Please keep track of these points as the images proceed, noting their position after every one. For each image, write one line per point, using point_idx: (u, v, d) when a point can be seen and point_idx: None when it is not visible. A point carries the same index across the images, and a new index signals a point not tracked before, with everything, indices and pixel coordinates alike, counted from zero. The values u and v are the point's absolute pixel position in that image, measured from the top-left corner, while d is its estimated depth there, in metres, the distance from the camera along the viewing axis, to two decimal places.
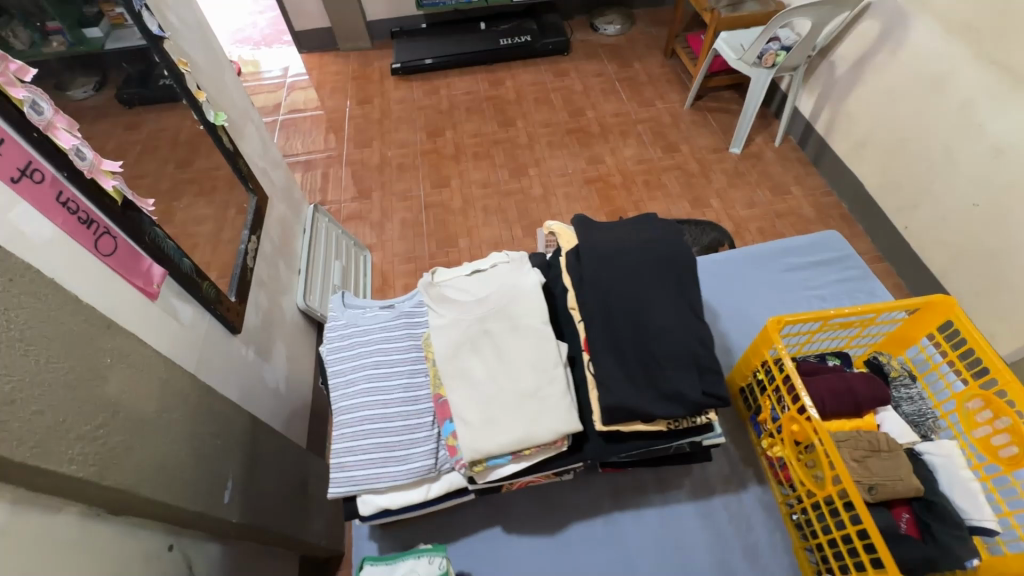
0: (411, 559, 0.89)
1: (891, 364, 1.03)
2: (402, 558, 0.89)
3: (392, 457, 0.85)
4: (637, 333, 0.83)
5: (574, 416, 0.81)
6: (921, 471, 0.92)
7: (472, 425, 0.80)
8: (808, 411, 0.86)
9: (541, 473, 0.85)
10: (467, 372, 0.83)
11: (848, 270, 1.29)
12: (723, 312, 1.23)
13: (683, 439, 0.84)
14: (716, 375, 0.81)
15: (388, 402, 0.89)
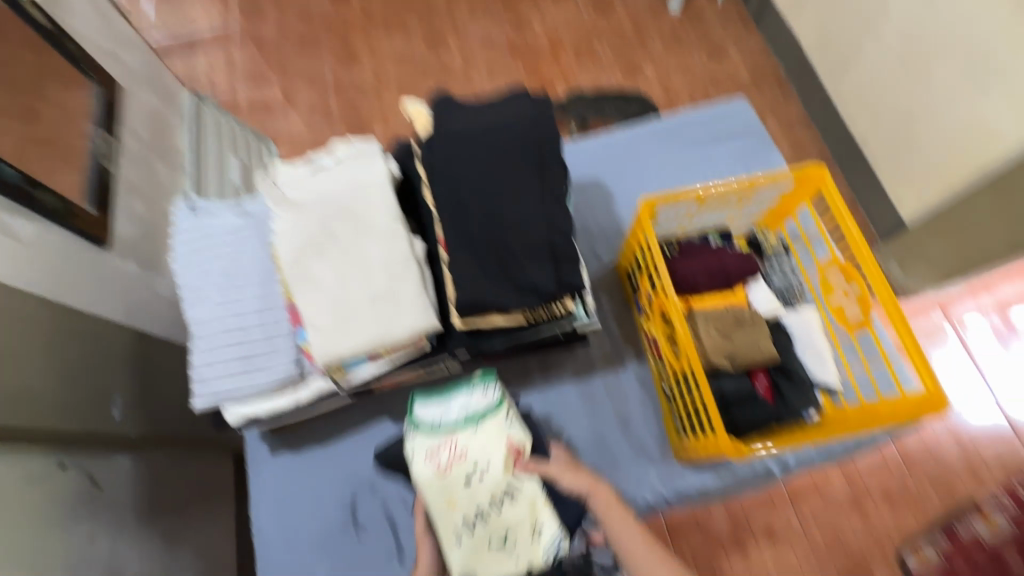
0: (464, 393, 0.84)
1: (767, 240, 1.06)
2: (454, 392, 0.84)
3: (254, 366, 0.83)
4: (493, 224, 0.78)
5: (432, 314, 0.78)
6: (780, 338, 0.96)
7: (324, 330, 0.77)
8: (668, 291, 0.88)
9: (410, 370, 0.86)
10: (314, 277, 0.78)
11: (751, 141, 1.23)
12: (619, 194, 1.19)
13: (546, 328, 0.86)
14: (573, 264, 0.80)
15: (244, 312, 0.85)
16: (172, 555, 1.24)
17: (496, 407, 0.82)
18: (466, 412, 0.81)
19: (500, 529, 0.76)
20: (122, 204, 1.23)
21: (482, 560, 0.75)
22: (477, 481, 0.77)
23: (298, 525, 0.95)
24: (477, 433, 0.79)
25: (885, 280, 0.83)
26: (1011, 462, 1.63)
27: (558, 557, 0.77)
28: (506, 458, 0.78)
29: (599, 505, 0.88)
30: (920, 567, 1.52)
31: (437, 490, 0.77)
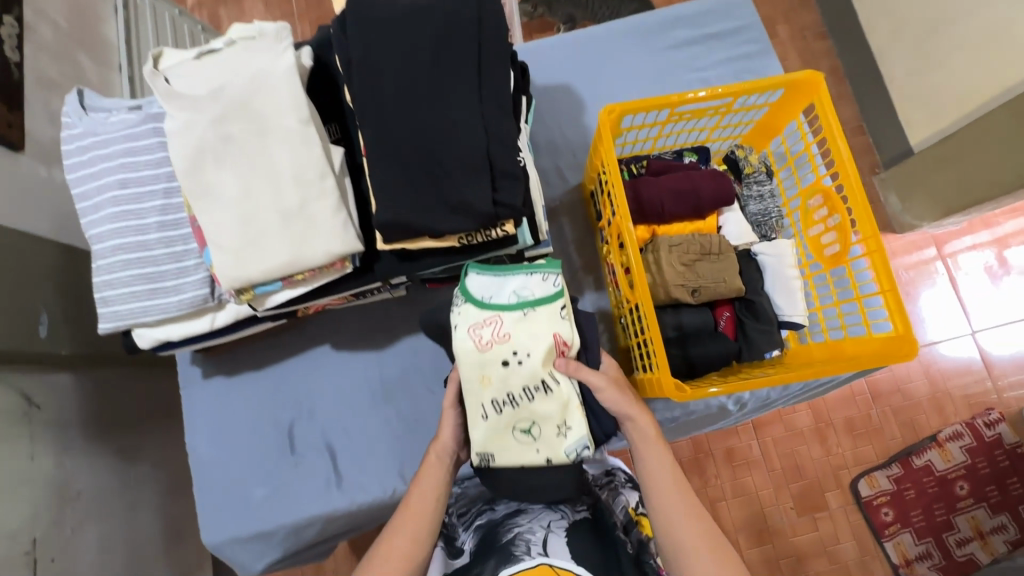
0: (523, 275, 0.76)
1: (748, 159, 0.93)
2: (514, 272, 0.76)
3: (161, 288, 0.75)
4: (421, 133, 0.67)
5: (353, 235, 0.69)
6: (750, 271, 0.89)
7: (228, 250, 0.68)
8: (623, 217, 0.77)
9: (334, 296, 0.78)
10: (214, 190, 0.68)
11: (745, 44, 1.07)
12: (590, 104, 1.05)
13: (486, 253, 0.76)
14: (512, 181, 0.69)
15: (145, 228, 0.75)
16: (128, 470, 1.24)
17: (554, 298, 0.75)
18: (522, 295, 0.74)
19: (529, 416, 0.73)
20: (54, 101, 1.16)
21: (503, 439, 0.74)
22: (516, 363, 0.72)
23: (235, 446, 0.93)
24: (524, 318, 0.73)
25: (871, 213, 0.73)
26: (977, 399, 1.64)
27: (581, 457, 0.74)
28: (547, 351, 0.72)
29: (636, 432, 0.77)
30: (870, 491, 1.57)
31: (471, 363, 0.72)
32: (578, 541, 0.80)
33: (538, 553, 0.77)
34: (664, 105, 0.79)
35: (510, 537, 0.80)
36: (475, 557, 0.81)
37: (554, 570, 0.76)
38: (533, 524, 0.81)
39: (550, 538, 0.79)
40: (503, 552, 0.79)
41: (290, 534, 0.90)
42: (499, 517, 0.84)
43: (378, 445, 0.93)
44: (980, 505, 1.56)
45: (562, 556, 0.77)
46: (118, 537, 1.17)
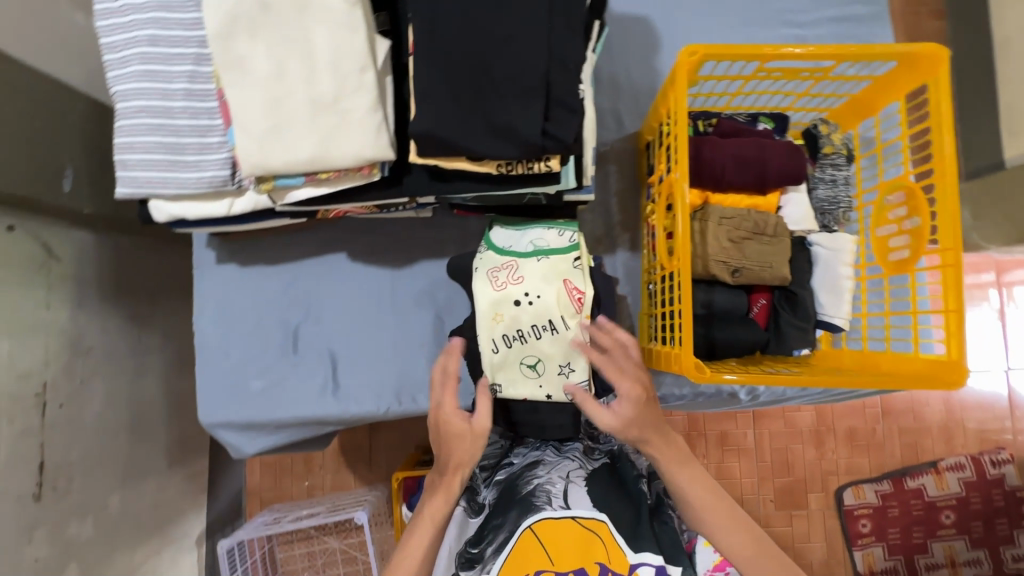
0: (541, 228, 0.81)
1: (830, 137, 0.82)
2: (532, 226, 0.81)
3: (182, 162, 0.71)
4: (476, 37, 0.61)
5: (385, 142, 0.63)
6: (800, 262, 0.82)
7: (252, 131, 0.63)
8: (679, 177, 0.69)
9: (357, 203, 0.74)
10: (246, 63, 0.63)
11: (853, 4, 0.94)
12: (666, 44, 0.94)
13: (523, 188, 0.70)
14: (568, 112, 0.62)
15: (171, 93, 0.70)
16: (138, 336, 1.27)
17: (569, 249, 0.78)
18: (538, 244, 0.79)
19: (535, 353, 0.77)
20: None
21: (511, 372, 0.78)
22: (527, 304, 0.76)
23: (240, 335, 0.93)
24: (538, 264, 0.77)
25: (959, 223, 0.64)
26: (990, 435, 1.58)
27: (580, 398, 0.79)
28: (559, 291, 0.76)
29: (659, 456, 0.74)
30: (854, 501, 1.56)
31: (488, 301, 0.77)
32: (599, 488, 0.77)
33: (560, 505, 0.73)
34: (753, 57, 0.69)
35: (530, 488, 0.76)
36: (495, 511, 0.77)
37: (575, 521, 0.70)
38: (552, 475, 0.78)
39: (571, 490, 0.75)
40: (524, 504, 0.74)
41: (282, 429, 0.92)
42: (517, 471, 0.81)
43: (378, 363, 0.93)
44: (961, 537, 1.54)
45: (582, 505, 0.72)
46: (122, 396, 1.21)
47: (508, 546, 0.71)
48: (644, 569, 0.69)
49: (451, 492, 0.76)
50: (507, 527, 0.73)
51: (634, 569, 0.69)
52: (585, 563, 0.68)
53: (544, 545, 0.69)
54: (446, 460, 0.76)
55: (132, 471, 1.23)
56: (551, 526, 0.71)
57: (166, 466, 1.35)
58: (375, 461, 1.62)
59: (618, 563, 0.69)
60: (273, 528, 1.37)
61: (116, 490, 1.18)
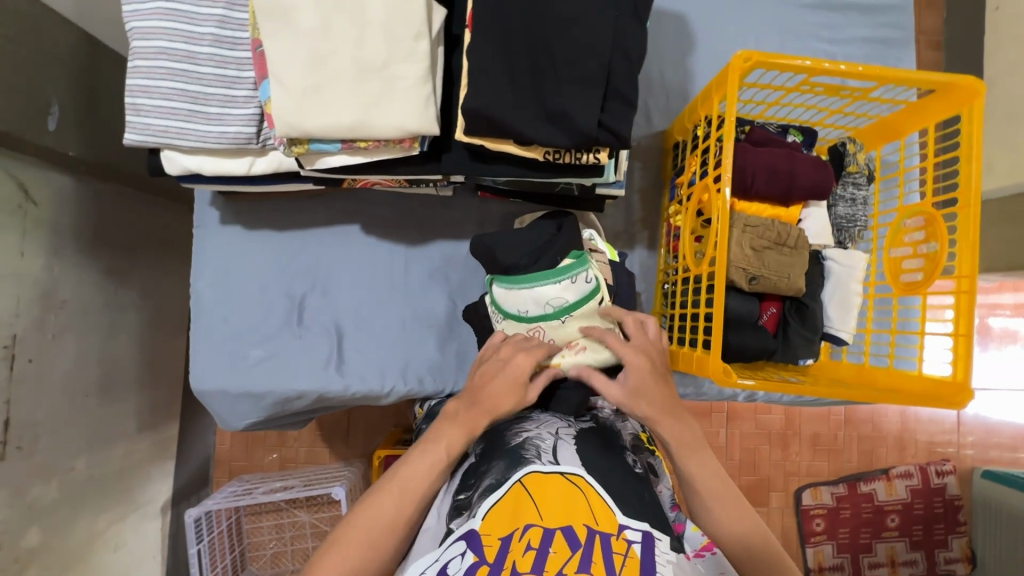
0: (552, 283, 0.74)
1: (855, 157, 0.84)
2: (542, 283, 0.74)
3: (203, 113, 0.66)
4: (541, 16, 0.58)
5: (432, 115, 0.60)
6: (813, 275, 0.85)
7: (290, 88, 0.59)
8: (721, 182, 0.69)
9: (387, 176, 0.71)
10: (291, 14, 0.58)
11: (882, 28, 0.96)
12: (701, 45, 0.94)
13: (563, 178, 0.69)
14: (624, 105, 0.61)
15: (197, 37, 0.65)
16: (115, 292, 1.19)
17: (587, 298, 0.76)
18: (557, 305, 0.75)
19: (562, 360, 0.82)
20: None
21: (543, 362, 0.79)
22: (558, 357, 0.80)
23: (241, 301, 0.88)
24: (564, 325, 0.77)
25: (976, 253, 0.67)
26: (938, 448, 1.69)
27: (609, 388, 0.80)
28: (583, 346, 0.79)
29: (673, 437, 0.67)
30: (811, 502, 1.64)
31: None
32: (588, 446, 0.65)
33: (549, 460, 0.60)
34: (802, 69, 0.69)
35: (519, 441, 0.64)
36: (480, 460, 0.65)
37: (563, 477, 0.57)
38: (542, 431, 0.66)
39: (561, 446, 0.63)
40: (512, 455, 0.62)
41: (278, 403, 0.88)
42: (504, 422, 0.70)
43: (386, 342, 0.90)
44: (902, 539, 1.65)
45: (572, 462, 0.60)
46: (93, 354, 1.14)
47: (497, 491, 0.57)
48: (631, 532, 0.54)
49: (475, 429, 0.64)
50: (493, 474, 0.60)
51: (623, 533, 0.54)
52: (572, 522, 0.53)
53: (532, 495, 0.55)
54: (487, 399, 0.66)
55: (99, 432, 1.16)
56: (542, 477, 0.57)
57: (135, 429, 1.29)
58: (352, 436, 1.59)
59: (607, 525, 0.54)
60: (244, 499, 1.33)
61: (82, 452, 1.11)
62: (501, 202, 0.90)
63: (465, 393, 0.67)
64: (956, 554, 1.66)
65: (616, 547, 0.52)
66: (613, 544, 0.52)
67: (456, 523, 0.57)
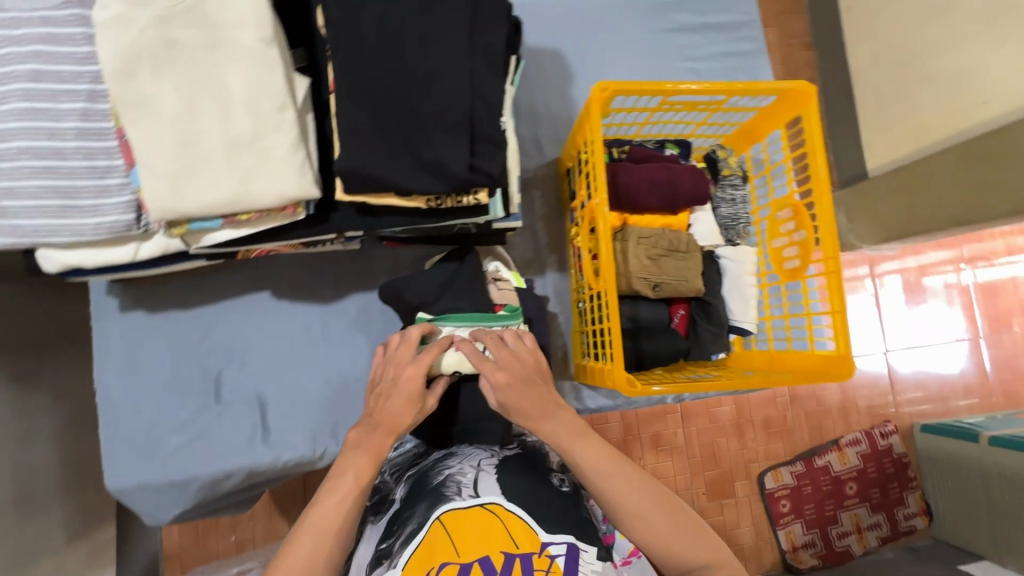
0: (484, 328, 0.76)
1: (727, 161, 0.92)
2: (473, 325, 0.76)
3: (75, 208, 0.65)
4: (399, 74, 0.61)
5: (310, 179, 0.62)
6: (710, 273, 0.90)
7: (160, 173, 0.59)
8: (599, 202, 0.74)
9: (281, 242, 0.71)
10: (151, 100, 0.59)
11: (739, 42, 1.06)
12: (579, 77, 1.01)
13: (452, 221, 0.71)
14: (493, 148, 0.64)
15: (61, 133, 0.64)
16: (25, 397, 1.04)
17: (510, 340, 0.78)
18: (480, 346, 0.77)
19: None
20: None
21: None
22: None
23: (151, 387, 0.85)
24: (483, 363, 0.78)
25: (835, 233, 0.74)
26: (878, 410, 1.75)
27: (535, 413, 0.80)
28: None
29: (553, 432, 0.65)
30: (774, 484, 1.65)
31: None
32: (510, 473, 0.65)
33: (470, 494, 0.61)
34: (657, 92, 0.75)
35: (441, 479, 0.65)
36: (404, 504, 0.65)
37: (483, 508, 0.59)
38: (464, 466, 0.67)
39: (482, 478, 0.64)
40: (434, 494, 0.62)
41: (205, 487, 0.84)
42: (429, 463, 0.70)
43: (312, 406, 0.88)
44: (863, 504, 1.69)
45: (493, 491, 0.61)
46: (3, 464, 0.97)
47: (417, 536, 0.58)
48: (554, 548, 0.56)
49: (381, 452, 0.64)
50: (415, 518, 0.60)
51: (546, 549, 0.56)
52: (490, 550, 0.55)
53: (451, 534, 0.56)
54: (385, 420, 0.66)
55: (23, 552, 0.99)
56: (461, 514, 0.58)
57: (65, 541, 1.10)
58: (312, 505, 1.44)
59: (528, 545, 0.56)
60: None
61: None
62: (410, 248, 0.92)
63: (364, 421, 0.67)
64: (913, 509, 1.73)
65: (538, 565, 0.54)
66: (534, 562, 0.55)
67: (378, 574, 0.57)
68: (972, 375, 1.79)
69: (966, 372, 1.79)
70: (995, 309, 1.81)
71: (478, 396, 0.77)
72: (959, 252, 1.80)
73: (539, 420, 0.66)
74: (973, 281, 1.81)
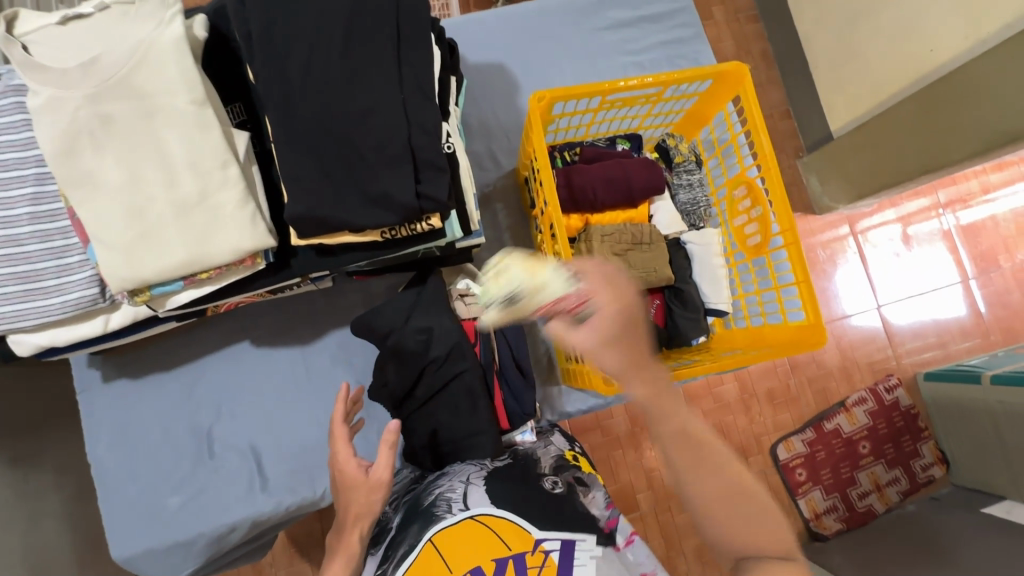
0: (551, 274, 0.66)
1: (678, 148, 0.93)
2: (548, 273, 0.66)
3: (39, 290, 0.66)
4: (334, 115, 0.62)
5: (263, 230, 0.63)
6: (678, 260, 0.90)
7: (114, 246, 0.60)
8: (554, 207, 0.75)
9: (248, 293, 0.72)
10: (95, 177, 0.60)
11: (676, 29, 1.07)
12: (524, 86, 1.02)
13: (411, 248, 0.72)
14: (437, 172, 0.65)
15: (14, 220, 0.65)
16: (24, 480, 1.03)
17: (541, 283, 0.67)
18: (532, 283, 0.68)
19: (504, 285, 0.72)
20: None
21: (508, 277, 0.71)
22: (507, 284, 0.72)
23: (144, 453, 0.86)
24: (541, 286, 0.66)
25: (787, 202, 0.75)
26: (879, 366, 1.74)
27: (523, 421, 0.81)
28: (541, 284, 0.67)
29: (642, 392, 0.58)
30: (787, 455, 1.65)
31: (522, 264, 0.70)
32: (500, 483, 0.67)
33: (459, 509, 0.63)
34: (595, 93, 0.76)
35: (432, 498, 0.66)
36: (398, 528, 0.66)
37: (474, 520, 0.62)
38: (453, 482, 0.67)
39: (471, 491, 0.65)
40: (424, 515, 0.64)
41: (211, 544, 0.85)
42: (424, 485, 0.70)
43: (305, 448, 0.89)
44: (879, 462, 1.69)
45: (481, 503, 0.63)
46: (17, 549, 0.97)
47: (410, 559, 0.61)
48: (548, 543, 0.61)
49: (351, 551, 0.66)
50: (407, 541, 0.63)
51: (540, 546, 0.61)
52: (482, 561, 0.59)
53: (443, 553, 0.60)
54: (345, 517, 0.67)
55: None
56: (452, 533, 0.61)
57: None
58: None
59: (521, 546, 0.61)
60: None
61: None
62: (381, 277, 0.93)
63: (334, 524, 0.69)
64: (929, 459, 1.72)
65: (532, 562, 0.60)
66: (528, 560, 0.60)
67: None
68: (969, 317, 1.78)
69: (962, 316, 1.78)
70: (980, 248, 1.80)
71: (463, 415, 0.76)
72: (936, 198, 1.80)
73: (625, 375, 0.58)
74: (956, 225, 1.80)
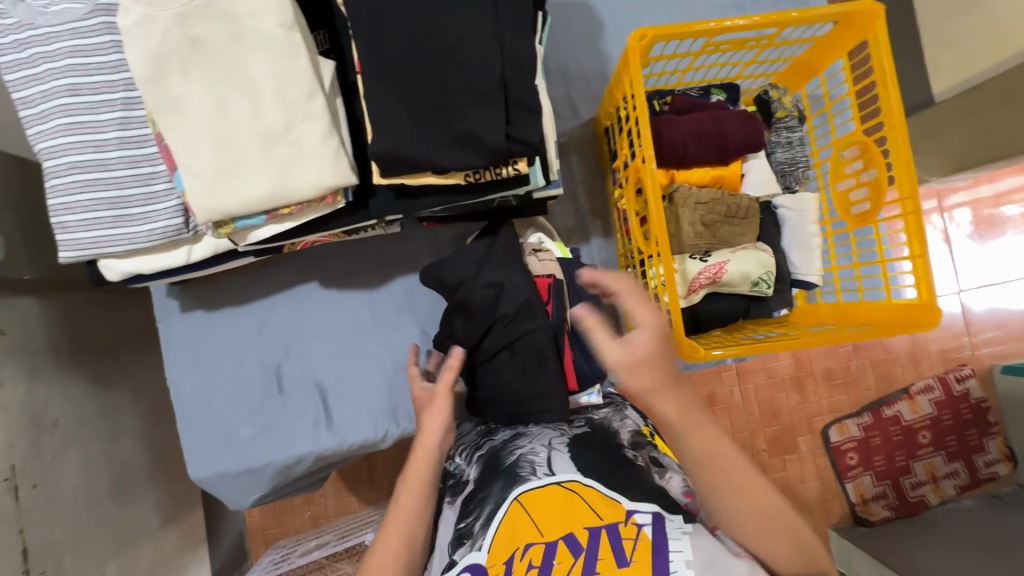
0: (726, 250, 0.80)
1: (781, 101, 0.84)
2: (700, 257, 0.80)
3: (128, 218, 0.67)
4: (425, 44, 0.58)
5: (345, 166, 0.60)
6: (768, 225, 0.84)
7: (201, 175, 0.60)
8: (647, 161, 0.68)
9: (326, 232, 0.71)
10: (183, 103, 0.59)
11: None
12: (609, 27, 0.94)
13: (493, 195, 0.69)
14: (529, 114, 0.60)
15: (104, 144, 0.65)
16: (106, 397, 1.09)
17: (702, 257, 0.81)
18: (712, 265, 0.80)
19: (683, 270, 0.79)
20: None
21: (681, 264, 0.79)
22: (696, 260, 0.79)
23: (219, 384, 0.89)
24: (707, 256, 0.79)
25: (914, 170, 0.67)
26: (952, 354, 1.61)
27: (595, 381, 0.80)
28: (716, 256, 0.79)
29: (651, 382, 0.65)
30: (840, 438, 1.54)
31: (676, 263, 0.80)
32: (581, 450, 0.70)
33: (544, 473, 0.66)
34: (698, 34, 0.68)
35: (513, 459, 0.70)
36: (479, 485, 0.70)
37: (562, 486, 0.64)
38: (534, 444, 0.71)
39: (555, 457, 0.68)
40: (508, 474, 0.68)
41: (279, 473, 0.88)
42: (500, 442, 0.74)
43: (369, 391, 0.90)
44: (938, 453, 1.58)
45: (567, 470, 0.66)
46: (100, 462, 1.04)
47: (498, 516, 0.64)
48: (639, 516, 0.60)
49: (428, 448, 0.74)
50: (493, 499, 0.66)
51: (632, 519, 0.60)
52: (574, 527, 0.60)
53: (532, 514, 0.62)
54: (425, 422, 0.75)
55: (125, 538, 1.05)
56: (539, 493, 0.64)
57: (160, 523, 1.16)
58: (377, 478, 1.35)
59: (613, 517, 0.60)
60: (283, 565, 1.06)
61: (111, 560, 1.01)
62: (449, 226, 0.90)
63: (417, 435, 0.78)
64: (995, 455, 1.60)
65: (625, 532, 0.59)
66: (621, 530, 0.59)
67: (461, 553, 0.64)
68: None
69: None
70: None
71: (530, 372, 0.74)
72: None
73: (660, 396, 0.64)
74: None
